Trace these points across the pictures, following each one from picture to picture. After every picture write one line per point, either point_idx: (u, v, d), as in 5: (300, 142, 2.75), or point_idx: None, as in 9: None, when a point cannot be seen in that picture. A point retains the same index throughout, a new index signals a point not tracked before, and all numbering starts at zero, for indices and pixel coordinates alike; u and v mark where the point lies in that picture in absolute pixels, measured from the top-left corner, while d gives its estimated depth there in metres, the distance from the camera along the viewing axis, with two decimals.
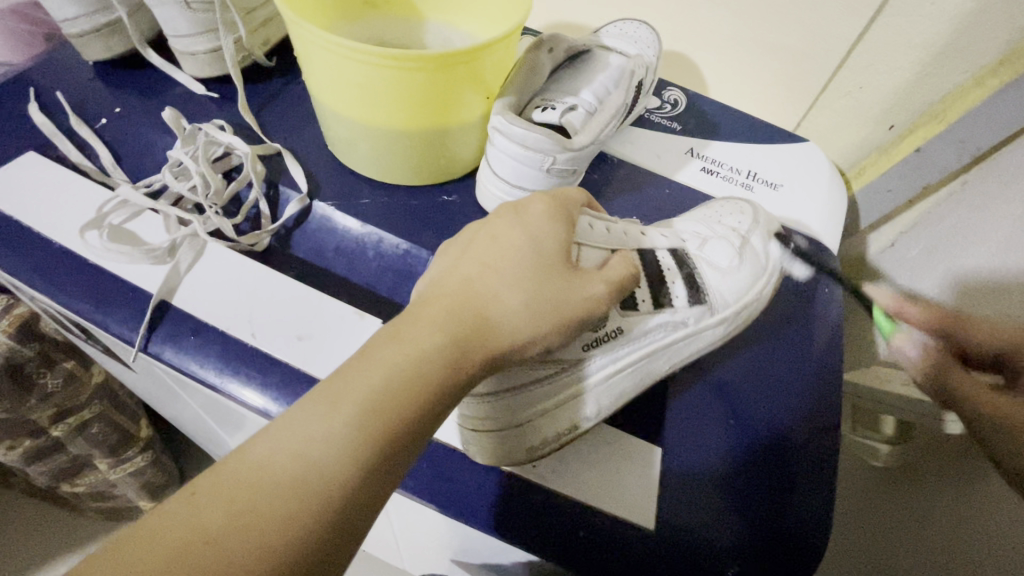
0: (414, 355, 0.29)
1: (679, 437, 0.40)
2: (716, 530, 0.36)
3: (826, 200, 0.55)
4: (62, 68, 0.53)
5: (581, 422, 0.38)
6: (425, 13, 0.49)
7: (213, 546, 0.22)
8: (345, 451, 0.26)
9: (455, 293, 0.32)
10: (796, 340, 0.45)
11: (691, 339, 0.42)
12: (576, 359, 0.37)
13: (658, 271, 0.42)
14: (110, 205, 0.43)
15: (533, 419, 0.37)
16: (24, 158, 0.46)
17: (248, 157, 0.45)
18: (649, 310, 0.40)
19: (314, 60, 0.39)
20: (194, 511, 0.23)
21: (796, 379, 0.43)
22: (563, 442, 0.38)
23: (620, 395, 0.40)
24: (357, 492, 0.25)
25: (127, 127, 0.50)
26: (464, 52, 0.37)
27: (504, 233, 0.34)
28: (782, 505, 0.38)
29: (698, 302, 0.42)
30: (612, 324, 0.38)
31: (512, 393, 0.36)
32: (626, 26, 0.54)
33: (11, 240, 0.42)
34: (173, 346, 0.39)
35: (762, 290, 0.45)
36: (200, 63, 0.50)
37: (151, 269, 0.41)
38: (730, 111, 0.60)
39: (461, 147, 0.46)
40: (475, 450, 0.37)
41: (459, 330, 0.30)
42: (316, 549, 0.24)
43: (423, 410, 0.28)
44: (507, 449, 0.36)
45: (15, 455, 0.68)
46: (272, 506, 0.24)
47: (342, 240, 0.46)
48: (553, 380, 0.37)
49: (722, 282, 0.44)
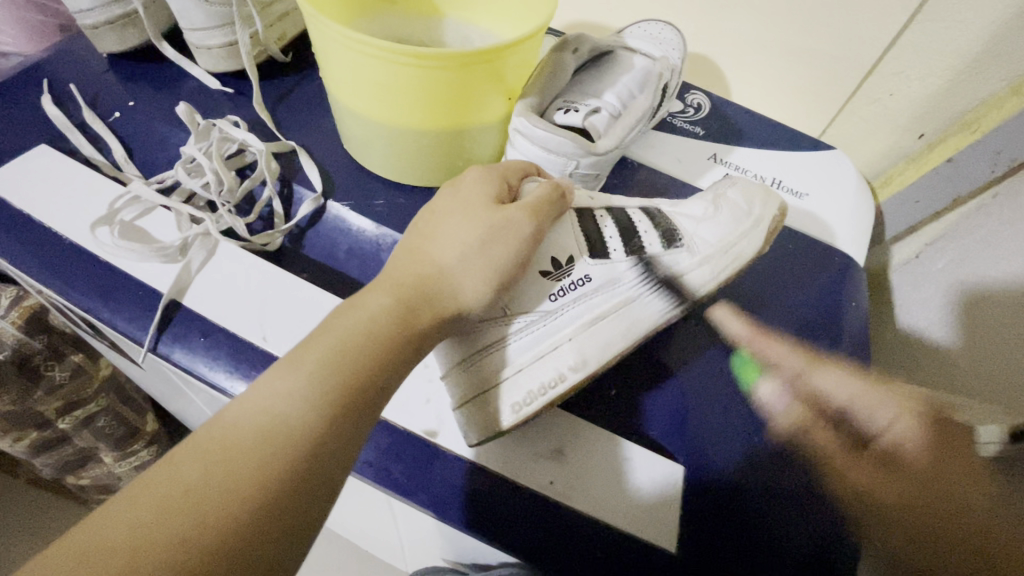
0: (367, 319, 0.31)
1: (656, 426, 0.40)
2: (708, 515, 0.36)
3: (852, 209, 0.53)
4: (76, 60, 0.52)
5: (566, 373, 0.38)
6: (444, 10, 0.48)
7: (191, 495, 0.23)
8: (306, 403, 0.27)
9: (404, 261, 0.34)
10: (778, 322, 0.45)
11: (669, 289, 0.41)
12: (546, 310, 0.39)
13: (626, 222, 0.41)
14: (122, 200, 0.42)
15: (512, 374, 0.38)
16: (36, 151, 0.46)
17: (263, 154, 0.44)
18: (622, 257, 0.40)
19: (332, 57, 0.38)
20: (173, 470, 0.24)
21: (776, 360, 0.43)
22: (552, 396, 0.37)
23: (606, 347, 0.39)
24: (323, 439, 0.27)
25: (139, 121, 0.49)
26: (487, 51, 0.35)
27: (455, 207, 0.36)
28: (792, 503, 0.36)
29: (673, 247, 0.41)
30: (578, 272, 0.39)
31: (483, 346, 0.38)
32: (650, 26, 0.52)
33: (20, 233, 0.41)
34: (182, 347, 0.38)
35: (746, 229, 0.43)
36: (216, 58, 0.49)
37: (162, 268, 0.40)
38: (754, 116, 0.58)
39: (479, 148, 0.45)
40: (466, 425, 0.36)
41: (409, 293, 0.32)
42: (290, 495, 0.25)
43: (380, 368, 0.30)
44: (491, 411, 0.36)
45: (21, 447, 0.67)
46: (243, 464, 0.25)
47: (355, 241, 0.45)
48: (525, 333, 0.38)
49: (698, 227, 0.42)
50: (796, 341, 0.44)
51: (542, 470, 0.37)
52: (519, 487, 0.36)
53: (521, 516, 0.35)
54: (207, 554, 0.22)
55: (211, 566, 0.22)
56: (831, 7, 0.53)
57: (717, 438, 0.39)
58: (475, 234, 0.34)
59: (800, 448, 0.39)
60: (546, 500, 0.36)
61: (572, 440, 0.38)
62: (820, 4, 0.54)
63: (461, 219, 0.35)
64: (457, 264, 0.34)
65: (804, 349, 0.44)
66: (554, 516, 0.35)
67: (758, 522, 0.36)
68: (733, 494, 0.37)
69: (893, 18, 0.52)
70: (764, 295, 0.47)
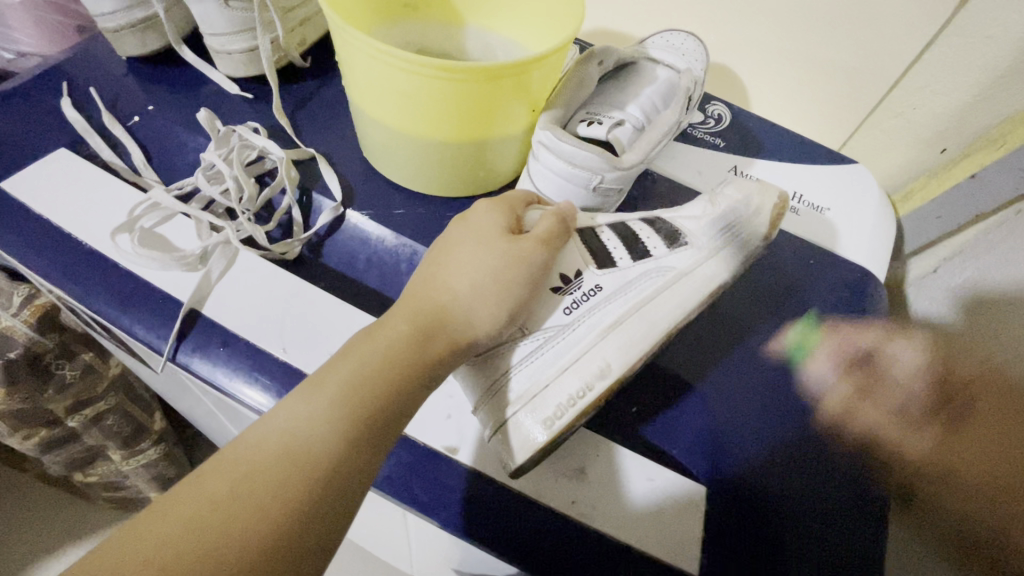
0: (388, 343, 0.31)
1: (675, 435, 0.39)
2: (730, 520, 0.36)
3: (874, 224, 0.52)
4: (95, 62, 0.52)
5: (592, 382, 0.37)
6: (467, 18, 0.48)
7: (218, 513, 0.24)
8: (327, 423, 0.27)
9: (417, 288, 0.34)
10: (781, 327, 0.45)
11: (685, 285, 0.40)
12: (561, 324, 0.39)
13: (629, 231, 0.42)
14: (141, 208, 0.42)
15: (538, 393, 0.37)
16: (56, 154, 0.45)
17: (282, 162, 0.43)
18: (630, 263, 0.40)
19: (356, 65, 0.38)
20: (199, 488, 0.25)
21: (789, 366, 0.43)
22: (582, 407, 0.36)
23: (628, 347, 0.39)
24: (345, 460, 0.27)
25: (158, 125, 0.49)
26: (513, 65, 0.35)
27: (470, 234, 0.36)
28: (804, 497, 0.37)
29: (678, 246, 0.41)
30: (589, 282, 0.40)
31: (506, 368, 0.38)
32: (673, 37, 0.51)
33: (39, 238, 0.41)
34: (201, 356, 0.38)
35: (745, 226, 0.42)
36: (236, 63, 0.48)
37: (182, 276, 0.40)
38: (775, 128, 0.58)
39: (500, 159, 0.45)
40: (501, 450, 0.35)
41: (426, 318, 0.32)
42: (314, 514, 0.25)
43: (399, 392, 0.30)
44: (521, 432, 0.35)
45: (30, 444, 0.67)
46: (267, 479, 0.25)
47: (374, 251, 0.45)
48: (545, 350, 0.39)
49: (701, 225, 0.42)
50: (809, 347, 0.44)
51: (564, 489, 0.36)
52: (540, 506, 0.36)
53: (543, 537, 0.35)
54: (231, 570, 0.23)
55: None
56: (855, 20, 0.53)
57: (735, 445, 0.39)
58: (491, 262, 0.34)
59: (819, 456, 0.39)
60: (570, 520, 0.35)
61: (592, 458, 0.37)
62: (845, 15, 0.53)
63: (478, 247, 0.35)
64: (474, 290, 0.34)
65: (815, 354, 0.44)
66: (577, 536, 0.35)
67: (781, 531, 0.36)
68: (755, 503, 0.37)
69: (918, 31, 0.51)
70: (778, 300, 0.47)
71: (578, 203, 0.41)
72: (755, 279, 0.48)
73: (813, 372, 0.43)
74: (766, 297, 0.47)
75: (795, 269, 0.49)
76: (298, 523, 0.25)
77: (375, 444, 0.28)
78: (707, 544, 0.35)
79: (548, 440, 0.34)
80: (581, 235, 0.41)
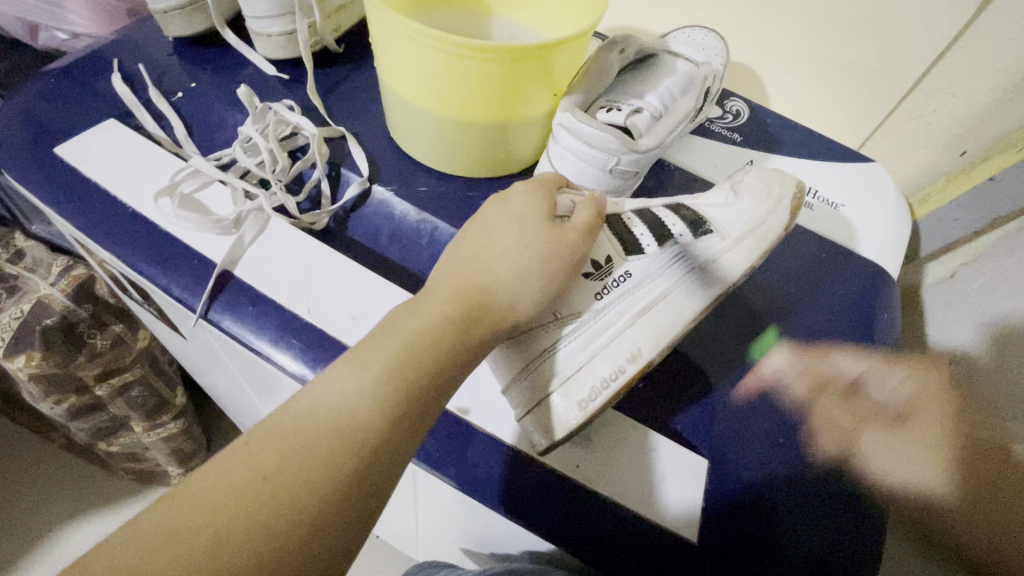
0: (431, 323, 0.32)
1: (709, 428, 0.39)
2: (734, 528, 0.35)
3: (889, 221, 0.53)
4: (143, 43, 0.55)
5: (625, 365, 0.38)
6: (494, 8, 0.50)
7: (270, 483, 0.25)
8: (373, 400, 0.28)
9: (458, 268, 0.35)
10: (810, 331, 0.45)
11: (710, 271, 0.41)
12: (592, 310, 0.40)
13: (654, 217, 0.42)
14: (182, 173, 0.45)
15: (572, 374, 0.38)
16: (105, 125, 0.48)
17: (315, 138, 0.46)
18: (657, 250, 0.41)
19: (390, 46, 0.40)
20: (249, 458, 0.26)
21: (816, 367, 0.43)
22: (615, 388, 0.36)
23: (658, 334, 0.39)
24: (388, 436, 0.28)
25: (200, 101, 0.52)
26: (539, 48, 0.37)
27: (511, 219, 0.37)
28: (795, 505, 0.36)
29: (702, 233, 0.42)
30: (619, 269, 0.40)
31: (542, 350, 0.39)
32: (694, 32, 0.53)
33: (87, 200, 0.44)
34: (232, 315, 0.40)
35: (764, 213, 0.43)
36: (275, 46, 0.51)
37: (217, 239, 0.42)
38: (793, 126, 0.59)
39: (521, 142, 0.46)
40: (533, 431, 0.36)
41: (469, 302, 0.34)
42: (358, 486, 0.27)
43: (442, 371, 0.31)
44: (558, 413, 0.36)
45: (60, 410, 0.70)
46: (315, 454, 0.27)
47: (397, 225, 0.47)
48: (579, 334, 0.39)
49: (723, 213, 0.43)
50: (827, 347, 0.44)
51: (568, 454, 0.37)
52: (543, 468, 0.36)
53: (543, 500, 0.36)
54: (288, 535, 0.25)
55: (291, 544, 0.24)
56: (876, 21, 0.54)
57: (762, 437, 0.39)
58: (531, 253, 0.36)
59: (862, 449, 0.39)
60: (574, 484, 0.36)
61: (600, 429, 0.38)
62: (867, 17, 0.54)
63: (520, 234, 0.36)
64: (518, 273, 0.35)
65: (832, 360, 0.44)
66: (578, 499, 0.36)
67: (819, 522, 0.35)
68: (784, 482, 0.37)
69: (942, 34, 0.51)
70: (799, 305, 0.46)
71: (595, 186, 0.42)
72: (772, 277, 0.48)
73: (837, 378, 0.43)
74: (784, 293, 0.47)
75: (811, 269, 0.49)
76: (340, 501, 0.26)
77: (414, 426, 0.30)
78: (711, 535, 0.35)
79: (583, 420, 0.35)
80: (608, 224, 0.41)
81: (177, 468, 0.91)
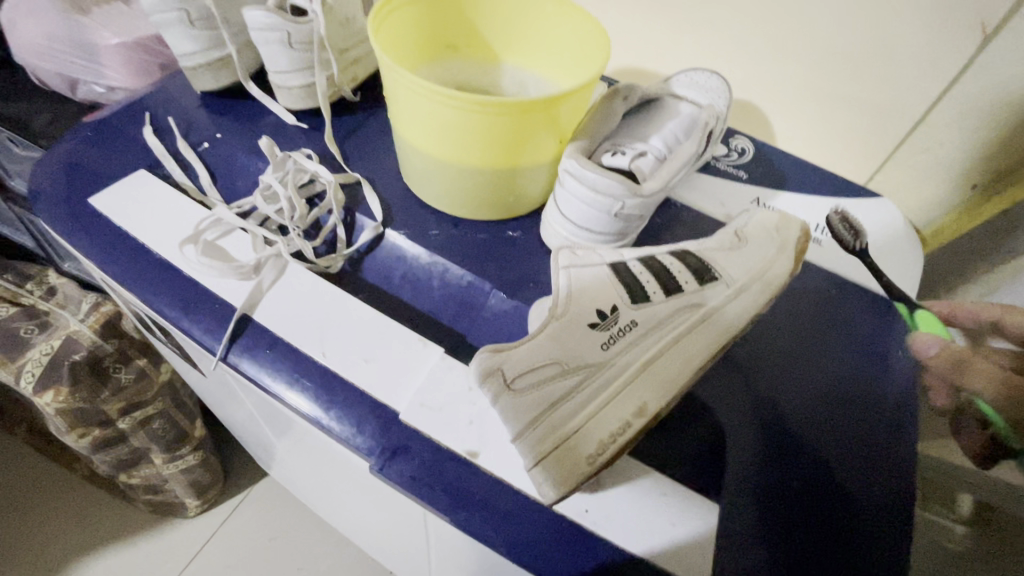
0: None
1: (724, 469, 0.39)
2: (771, 536, 0.37)
3: (900, 255, 0.52)
4: (175, 96, 0.59)
5: (631, 419, 0.36)
6: (503, 57, 0.53)
7: None
8: None
9: None
10: (834, 352, 0.46)
11: (717, 320, 0.39)
12: (599, 361, 0.38)
13: (659, 265, 0.41)
14: (206, 222, 0.47)
15: (580, 427, 0.37)
16: (135, 175, 0.51)
17: (331, 185, 0.48)
18: (663, 299, 0.40)
19: (402, 98, 0.42)
20: None
21: (827, 406, 0.42)
22: (623, 443, 0.35)
23: (665, 386, 0.37)
24: None
25: (224, 150, 0.55)
26: (545, 100, 0.38)
27: None
28: (832, 511, 0.38)
29: (707, 282, 0.40)
30: (624, 318, 0.39)
31: (543, 408, 0.37)
32: (698, 75, 0.54)
33: (119, 248, 0.46)
34: (250, 358, 0.41)
35: (769, 258, 0.41)
36: (295, 97, 0.54)
37: (238, 284, 0.44)
38: (799, 161, 0.59)
39: (529, 185, 0.48)
40: (542, 482, 0.34)
41: None
42: None
43: None
44: (565, 467, 0.35)
45: (84, 443, 0.72)
46: None
47: (409, 268, 0.48)
48: (585, 388, 0.38)
49: (728, 259, 0.41)
50: (837, 384, 0.44)
51: (577, 497, 0.37)
52: (552, 512, 0.36)
53: (553, 544, 0.36)
54: None
55: None
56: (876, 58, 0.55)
57: (775, 479, 0.39)
58: None
59: (872, 485, 0.39)
60: (582, 530, 0.36)
61: (610, 473, 0.38)
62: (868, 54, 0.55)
63: None
64: None
65: (856, 378, 0.44)
66: (589, 544, 0.36)
67: (828, 557, 0.36)
68: (796, 520, 0.37)
69: (944, 70, 0.52)
70: (809, 344, 0.46)
71: (602, 229, 0.43)
72: (787, 308, 0.48)
73: (862, 394, 0.43)
74: (795, 332, 0.47)
75: (822, 309, 0.48)
76: None
77: None
78: (760, 541, 0.36)
79: (594, 472, 0.34)
80: (612, 269, 0.40)
81: (195, 500, 0.92)
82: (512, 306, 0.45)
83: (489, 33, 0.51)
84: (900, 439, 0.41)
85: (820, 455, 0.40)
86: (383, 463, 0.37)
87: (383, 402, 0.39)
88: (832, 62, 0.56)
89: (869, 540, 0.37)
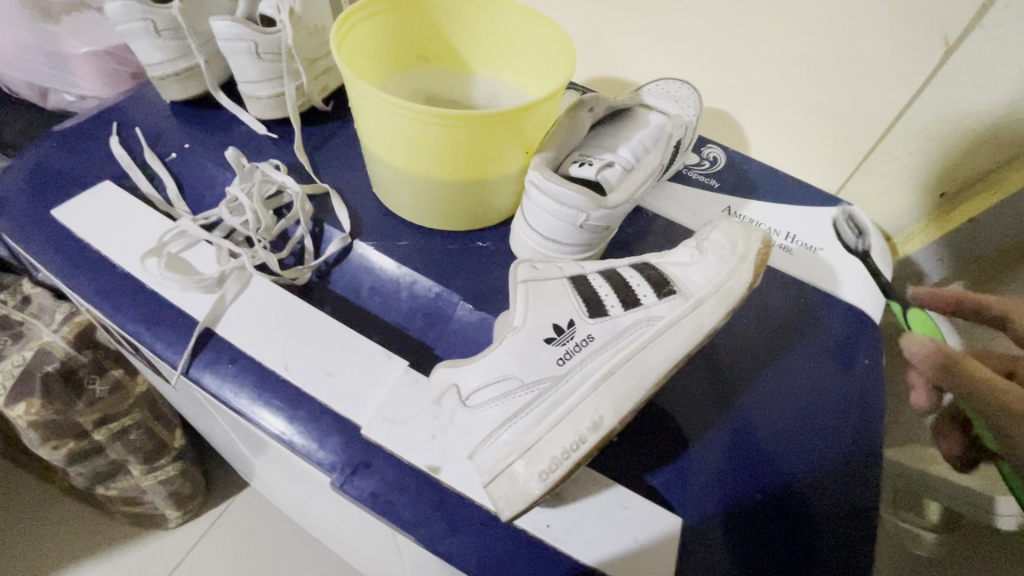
0: None
1: (687, 485, 0.39)
2: (734, 551, 0.37)
3: (869, 263, 0.53)
4: (144, 105, 0.58)
5: (585, 435, 0.36)
6: (473, 68, 0.53)
7: None
8: None
9: None
10: (798, 362, 0.46)
11: (675, 333, 0.39)
12: (554, 375, 0.38)
13: (619, 277, 0.41)
14: (170, 234, 0.46)
15: (535, 443, 0.36)
16: (100, 186, 0.50)
17: (297, 196, 0.47)
18: (622, 312, 0.40)
19: (365, 110, 0.41)
20: None
21: (798, 415, 0.43)
22: (576, 459, 0.35)
23: (620, 401, 0.37)
24: None
25: (193, 160, 0.54)
26: (505, 113, 0.38)
27: None
28: (794, 525, 0.38)
29: (665, 294, 0.40)
30: (581, 332, 0.39)
31: (495, 424, 0.37)
32: (668, 85, 0.54)
33: (81, 260, 0.46)
34: (211, 372, 0.41)
35: (727, 271, 0.40)
36: (263, 107, 0.54)
37: (200, 298, 0.43)
38: (770, 170, 0.60)
39: (497, 196, 0.47)
40: (499, 497, 0.35)
41: None
42: None
43: None
44: (517, 482, 0.35)
45: (59, 455, 0.70)
46: None
47: (377, 280, 0.47)
48: (541, 403, 0.38)
49: (688, 272, 0.41)
50: (808, 393, 0.44)
51: (539, 513, 0.37)
52: (513, 527, 0.36)
53: (513, 558, 0.35)
54: None
55: None
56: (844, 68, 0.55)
57: (739, 491, 0.39)
58: None
59: (837, 495, 0.39)
60: (544, 544, 0.36)
61: (573, 487, 0.38)
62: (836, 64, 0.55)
63: None
64: None
65: (821, 388, 0.44)
66: (551, 559, 0.36)
67: (790, 569, 0.37)
68: (759, 533, 0.37)
69: (909, 80, 0.52)
70: (777, 354, 0.46)
71: (568, 241, 0.43)
72: (754, 318, 0.48)
73: (827, 404, 0.43)
74: (762, 341, 0.47)
75: (792, 318, 0.48)
76: None
77: None
78: (721, 558, 0.36)
79: (545, 490, 0.33)
80: (571, 281, 0.40)
81: (175, 511, 0.91)
82: (479, 318, 0.45)
83: (458, 42, 0.51)
84: (868, 450, 0.42)
85: (784, 470, 0.40)
86: (345, 479, 0.37)
87: (345, 417, 0.39)
88: (802, 72, 0.56)
89: (832, 552, 0.37)
